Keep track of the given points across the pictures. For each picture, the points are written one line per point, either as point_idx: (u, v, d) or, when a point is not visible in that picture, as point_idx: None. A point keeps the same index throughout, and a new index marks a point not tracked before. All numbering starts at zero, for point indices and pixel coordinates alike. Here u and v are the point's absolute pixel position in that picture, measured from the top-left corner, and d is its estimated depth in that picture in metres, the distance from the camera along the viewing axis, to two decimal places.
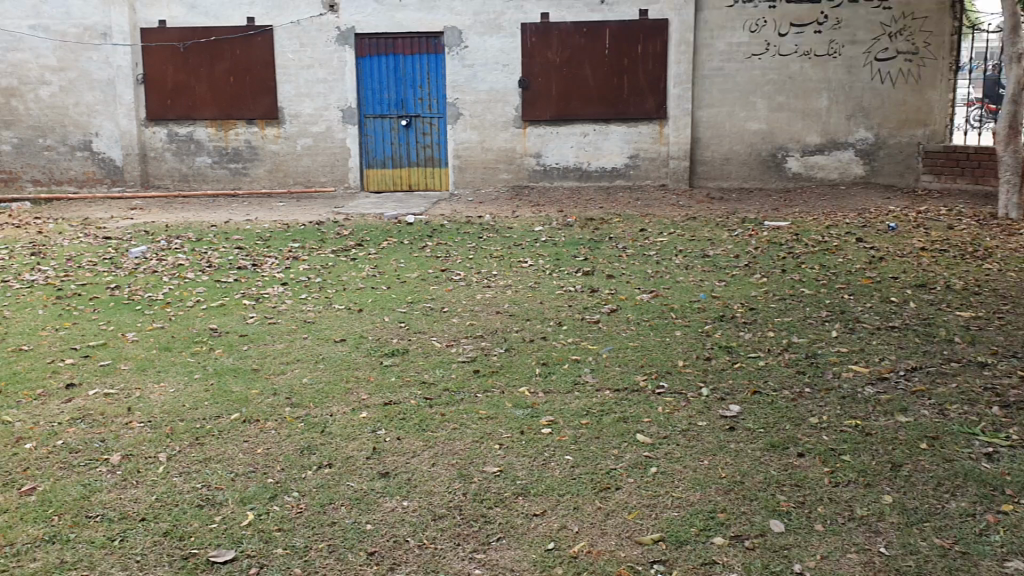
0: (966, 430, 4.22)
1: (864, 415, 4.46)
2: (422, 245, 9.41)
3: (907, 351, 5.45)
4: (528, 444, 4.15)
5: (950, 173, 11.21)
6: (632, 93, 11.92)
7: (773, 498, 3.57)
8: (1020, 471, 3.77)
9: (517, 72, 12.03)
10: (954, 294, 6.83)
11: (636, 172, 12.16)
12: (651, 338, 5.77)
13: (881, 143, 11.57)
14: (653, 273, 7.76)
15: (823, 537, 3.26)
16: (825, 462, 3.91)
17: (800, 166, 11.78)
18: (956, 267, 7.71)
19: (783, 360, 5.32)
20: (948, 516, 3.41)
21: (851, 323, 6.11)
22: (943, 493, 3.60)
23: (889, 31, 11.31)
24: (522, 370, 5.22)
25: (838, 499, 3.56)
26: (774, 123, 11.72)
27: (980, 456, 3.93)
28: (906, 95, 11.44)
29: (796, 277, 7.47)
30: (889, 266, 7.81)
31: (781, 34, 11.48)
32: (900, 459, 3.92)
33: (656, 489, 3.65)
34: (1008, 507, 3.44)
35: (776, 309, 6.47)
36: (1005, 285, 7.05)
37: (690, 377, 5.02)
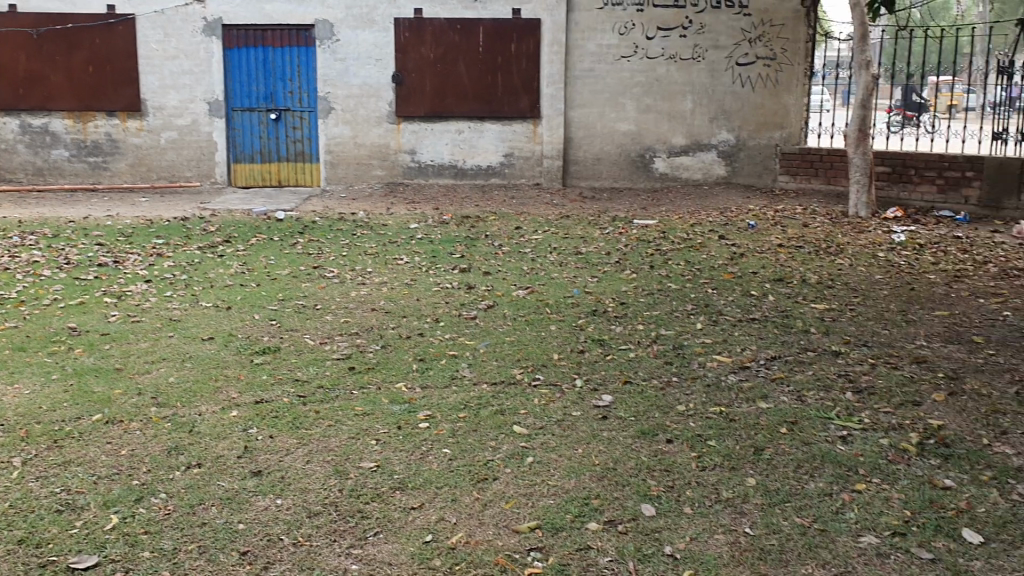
0: (822, 415, 4.45)
1: (728, 402, 4.64)
2: (293, 242, 9.22)
3: (767, 341, 5.71)
4: (404, 438, 4.14)
5: (805, 174, 11.71)
6: (505, 91, 12.01)
7: (644, 483, 3.67)
8: (871, 452, 3.99)
9: (391, 67, 11.96)
10: (809, 288, 7.18)
11: (510, 170, 12.26)
12: (526, 333, 5.84)
13: (742, 144, 11.96)
14: (528, 269, 7.85)
15: (692, 519, 3.38)
16: (692, 447, 4.04)
17: (667, 166, 12.11)
18: (811, 262, 8.11)
19: (653, 352, 5.47)
20: (807, 496, 3.58)
21: (715, 315, 6.34)
22: (802, 474, 3.78)
23: (749, 37, 11.70)
24: (398, 366, 5.20)
25: (705, 483, 3.69)
26: (642, 124, 12.03)
27: (835, 439, 4.15)
28: (764, 99, 11.84)
29: (664, 272, 7.70)
30: (750, 261, 8.14)
31: (648, 37, 11.79)
32: (761, 443, 4.09)
33: (532, 478, 3.70)
34: (861, 486, 3.65)
35: (646, 303, 6.65)
36: (856, 279, 7.46)
37: (564, 370, 5.10)
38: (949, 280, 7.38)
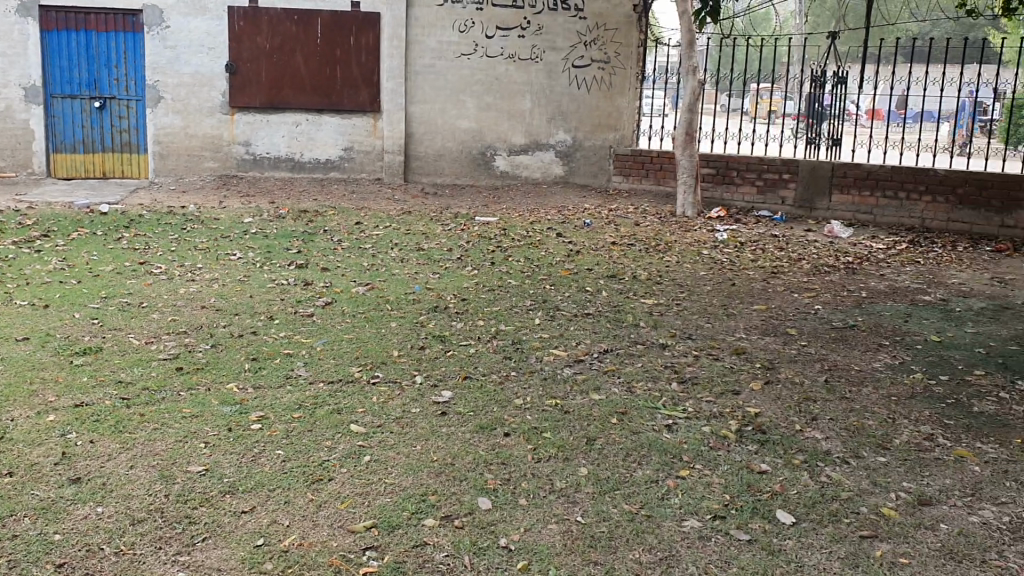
0: (649, 405, 4.63)
1: (562, 394, 4.77)
2: (117, 237, 8.78)
3: (600, 335, 5.89)
4: (236, 440, 4.03)
5: (636, 175, 12.03)
6: (345, 85, 11.85)
7: (481, 477, 3.71)
8: (694, 439, 4.19)
9: (224, 56, 11.58)
10: (640, 284, 7.45)
11: (350, 165, 12.14)
12: (365, 330, 5.78)
13: (578, 145, 12.24)
14: (368, 266, 7.77)
15: (527, 511, 3.45)
16: (528, 440, 4.12)
17: (507, 164, 12.28)
18: (642, 259, 8.42)
19: (492, 347, 5.54)
20: (634, 483, 3.73)
21: (552, 311, 6.48)
22: (631, 462, 3.93)
23: (584, 40, 11.94)
24: (228, 367, 5.03)
25: (540, 474, 3.77)
26: (482, 122, 12.13)
27: (662, 427, 4.33)
28: (599, 101, 12.13)
29: (504, 269, 7.80)
30: (585, 259, 8.37)
31: (488, 36, 11.88)
32: (594, 433, 4.22)
33: (369, 477, 3.67)
34: (685, 472, 3.83)
35: (485, 299, 6.72)
36: (683, 275, 7.80)
37: (404, 367, 5.08)
38: (767, 276, 7.82)
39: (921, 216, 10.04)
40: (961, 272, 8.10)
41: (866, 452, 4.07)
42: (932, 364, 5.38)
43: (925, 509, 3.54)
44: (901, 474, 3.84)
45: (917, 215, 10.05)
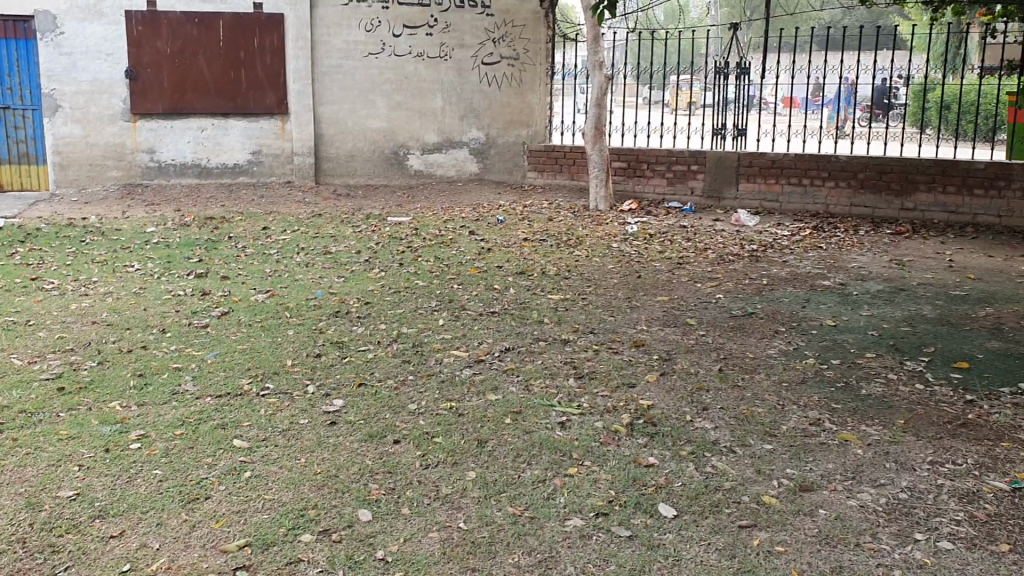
0: (545, 403, 4.60)
1: (458, 396, 4.69)
2: (10, 252, 8.46)
3: (503, 333, 5.84)
4: (112, 461, 3.88)
5: (550, 170, 12.01)
6: (250, 88, 11.59)
7: (365, 488, 3.63)
8: (585, 435, 4.18)
9: (123, 62, 11.24)
10: (548, 280, 7.44)
11: (258, 169, 11.90)
12: (260, 340, 5.64)
13: (491, 142, 12.18)
14: (271, 272, 7.61)
15: (409, 520, 3.38)
16: (418, 446, 4.04)
17: (420, 162, 12.19)
18: (552, 255, 8.42)
19: (391, 351, 5.44)
20: (522, 484, 3.69)
21: (457, 311, 6.41)
22: (520, 463, 3.88)
23: (493, 37, 11.87)
24: (113, 384, 4.87)
25: (426, 480, 3.70)
26: (394, 121, 12.01)
27: (555, 425, 4.30)
28: (509, 97, 12.07)
29: (411, 269, 7.71)
30: (495, 256, 8.32)
31: (395, 34, 11.76)
32: (486, 435, 4.17)
33: (248, 493, 3.57)
34: (574, 470, 3.80)
35: (390, 301, 6.62)
36: (591, 269, 7.81)
37: (297, 376, 4.97)
38: (673, 267, 7.87)
39: (825, 202, 10.24)
40: (861, 255, 8.27)
41: (754, 440, 4.10)
42: (825, 349, 5.46)
43: (806, 495, 3.57)
44: (785, 461, 3.88)
45: (821, 200, 10.24)
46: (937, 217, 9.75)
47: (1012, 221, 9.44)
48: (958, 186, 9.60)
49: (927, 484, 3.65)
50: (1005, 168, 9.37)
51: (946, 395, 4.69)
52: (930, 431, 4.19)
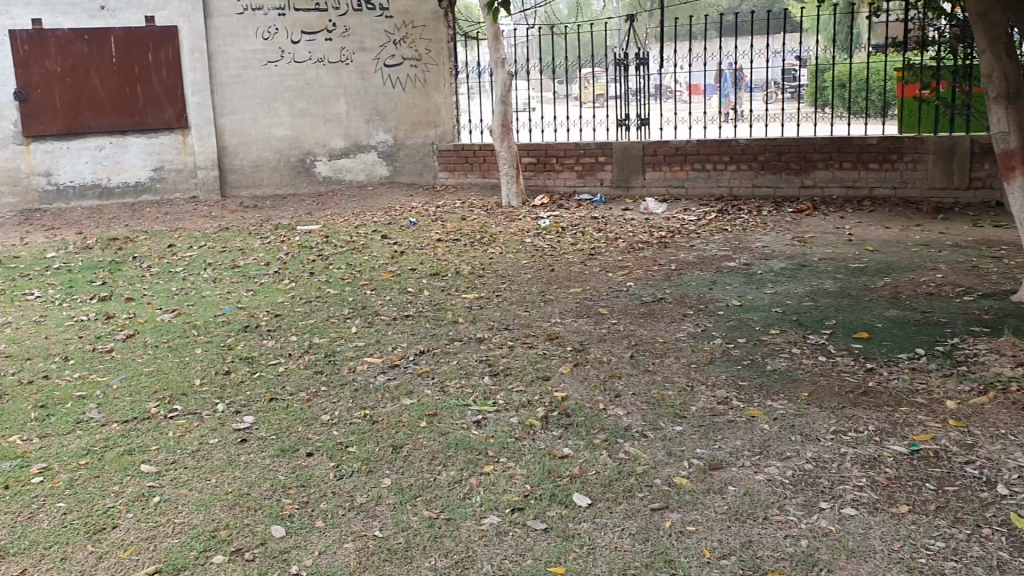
0: (460, 403, 4.59)
1: (372, 403, 4.64)
2: None
3: (418, 336, 5.81)
4: (12, 498, 3.74)
5: (461, 170, 11.98)
6: (148, 104, 11.28)
7: (278, 503, 3.57)
8: (501, 432, 4.18)
9: (11, 84, 10.79)
10: (462, 279, 7.43)
11: (161, 186, 11.57)
12: (167, 362, 5.50)
13: (399, 144, 12.10)
14: (177, 290, 7.44)
15: (322, 533, 3.34)
16: (331, 457, 3.99)
17: (328, 169, 12.06)
18: (465, 254, 8.41)
19: (303, 363, 5.36)
20: (438, 487, 3.67)
21: (370, 316, 6.35)
22: (436, 466, 3.86)
23: (393, 39, 11.80)
24: (13, 418, 4.69)
25: (341, 491, 3.66)
26: (298, 129, 11.86)
27: (470, 424, 4.29)
28: (414, 98, 12.02)
29: (322, 278, 7.62)
30: (409, 259, 8.27)
31: (293, 41, 11.60)
32: (401, 441, 4.14)
33: (157, 519, 3.49)
34: (489, 468, 3.80)
35: (301, 312, 6.53)
36: (504, 266, 7.83)
37: (206, 395, 4.86)
38: (586, 258, 7.94)
39: (728, 184, 10.46)
40: (765, 235, 8.47)
41: (665, 423, 4.17)
42: (732, 328, 5.58)
43: (715, 473, 3.65)
44: (695, 441, 3.95)
45: (725, 183, 10.46)
46: (836, 193, 10.04)
47: (906, 192, 9.79)
48: (853, 161, 9.90)
49: (831, 453, 3.76)
50: (896, 142, 9.71)
51: (848, 364, 4.84)
52: (833, 401, 4.32)
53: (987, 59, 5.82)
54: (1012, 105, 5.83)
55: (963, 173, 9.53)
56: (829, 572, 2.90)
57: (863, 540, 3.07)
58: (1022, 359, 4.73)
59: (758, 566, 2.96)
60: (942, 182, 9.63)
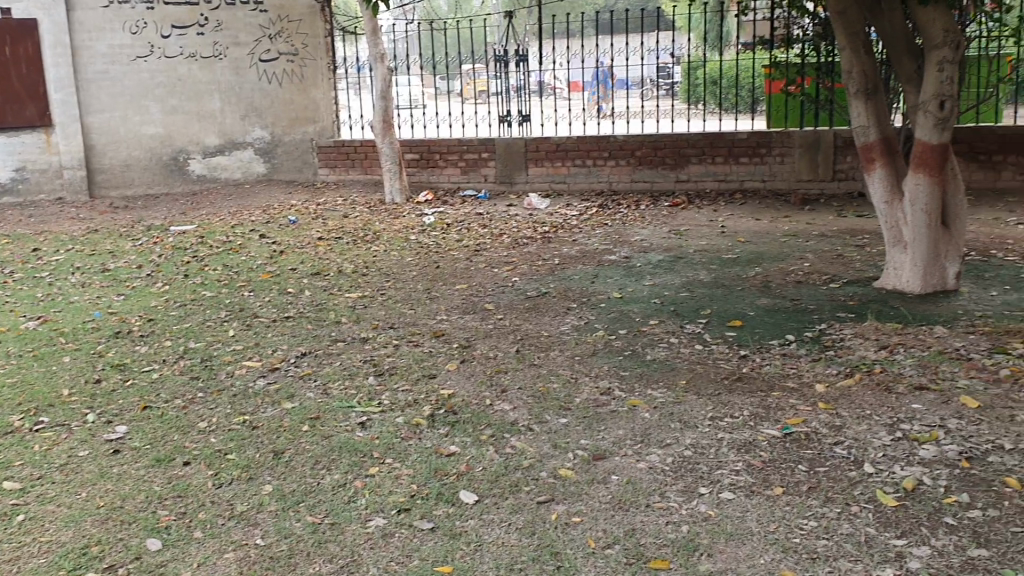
0: (344, 405, 4.51)
1: (252, 409, 4.52)
2: None
3: (298, 338, 5.69)
4: None
5: (342, 166, 11.67)
6: (7, 101, 10.68)
7: (154, 515, 3.44)
8: (387, 433, 4.13)
9: None
10: (344, 278, 7.32)
11: (24, 188, 10.97)
12: (31, 372, 5.22)
13: (276, 141, 11.78)
14: (43, 296, 7.07)
15: (201, 543, 3.24)
16: (210, 465, 3.87)
17: (202, 167, 11.68)
18: (348, 252, 8.28)
19: (179, 369, 5.17)
20: (321, 491, 3.60)
21: (249, 319, 6.18)
22: (319, 469, 3.79)
23: (268, 33, 11.52)
24: None
25: (220, 500, 3.55)
26: (170, 126, 11.46)
27: (354, 426, 4.23)
28: (292, 94, 11.73)
29: (198, 280, 7.38)
30: (289, 259, 8.09)
31: (163, 36, 11.21)
32: (282, 446, 4.04)
33: (21, 539, 3.30)
34: (374, 470, 3.75)
35: (176, 316, 6.31)
36: (387, 264, 7.75)
37: (75, 406, 4.64)
38: (470, 255, 7.95)
39: (608, 179, 10.64)
40: (644, 228, 8.65)
41: (549, 416, 4.21)
42: (613, 320, 5.67)
43: (599, 463, 3.70)
44: (579, 433, 3.99)
45: (605, 179, 10.64)
46: (709, 186, 10.33)
47: (774, 185, 10.14)
48: (725, 156, 10.20)
49: (709, 439, 3.86)
50: (764, 136, 10.05)
51: (723, 352, 4.99)
52: (710, 388, 4.44)
53: (847, 56, 6.09)
54: (871, 99, 6.12)
55: (828, 165, 9.96)
56: (708, 555, 2.98)
57: (740, 523, 3.17)
58: (884, 343, 4.97)
59: (641, 553, 3.02)
60: (808, 174, 10.03)
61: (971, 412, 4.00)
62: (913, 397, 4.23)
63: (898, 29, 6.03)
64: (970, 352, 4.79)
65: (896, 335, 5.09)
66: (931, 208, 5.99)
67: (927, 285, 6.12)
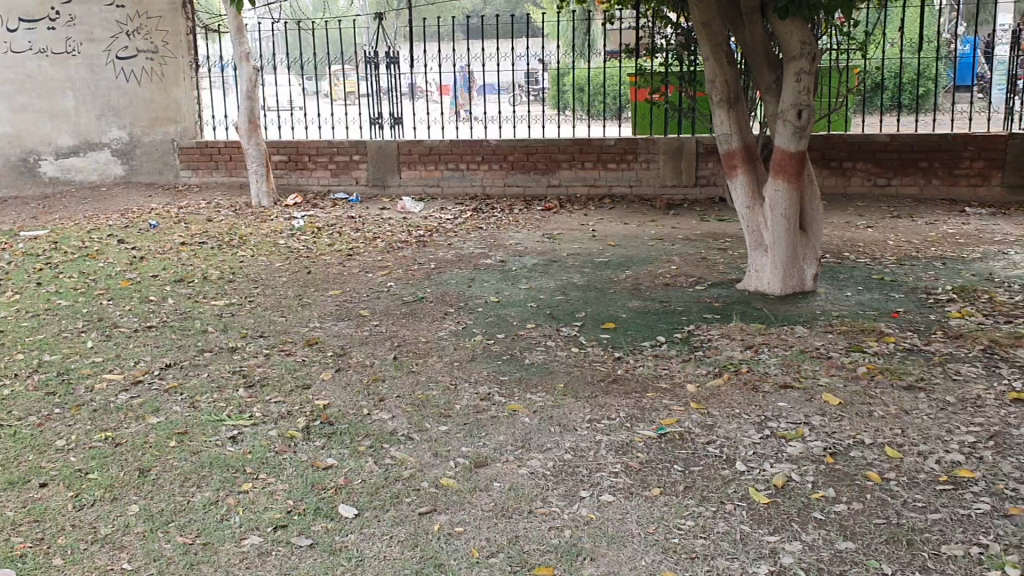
0: (213, 419, 4.33)
1: (114, 425, 4.28)
2: None
3: (162, 349, 5.44)
4: None
5: (205, 168, 11.25)
6: None
7: (7, 544, 3.20)
8: (259, 447, 3.99)
9: None
10: (210, 285, 7.05)
11: None
12: None
13: (136, 142, 11.26)
14: None
15: (62, 571, 3.04)
16: (69, 487, 3.64)
17: (55, 168, 11.07)
18: (213, 258, 7.99)
19: (31, 385, 4.84)
20: (192, 510, 3.44)
21: (108, 329, 5.87)
22: (188, 488, 3.62)
23: (125, 30, 10.98)
24: None
25: (82, 523, 3.35)
26: (19, 126, 10.80)
27: (225, 441, 4.07)
28: (152, 93, 11.21)
29: (52, 289, 6.96)
30: (150, 265, 7.74)
31: (10, 29, 10.54)
32: (148, 463, 3.85)
33: None
34: (248, 486, 3.61)
35: (27, 327, 5.92)
36: (255, 270, 7.52)
37: None
38: (343, 260, 7.80)
39: (481, 184, 10.66)
40: (518, 232, 8.71)
41: (429, 424, 4.17)
42: (491, 325, 5.67)
43: (480, 470, 3.68)
44: (460, 440, 3.97)
45: (478, 183, 10.66)
46: (579, 191, 10.48)
47: (641, 190, 10.39)
48: (594, 161, 10.38)
49: (587, 442, 3.91)
50: (632, 143, 10.27)
51: (598, 354, 5.07)
52: (587, 391, 4.49)
53: (711, 66, 6.28)
54: (733, 108, 6.34)
55: (690, 171, 10.25)
56: (591, 560, 3.00)
57: (621, 526, 3.21)
58: (750, 343, 5.15)
59: (526, 561, 3.01)
60: (672, 180, 10.30)
61: (832, 409, 4.19)
62: (779, 395, 4.40)
63: (759, 40, 6.24)
64: (829, 350, 5.02)
65: (760, 335, 5.28)
66: (790, 213, 6.25)
67: (787, 286, 6.37)
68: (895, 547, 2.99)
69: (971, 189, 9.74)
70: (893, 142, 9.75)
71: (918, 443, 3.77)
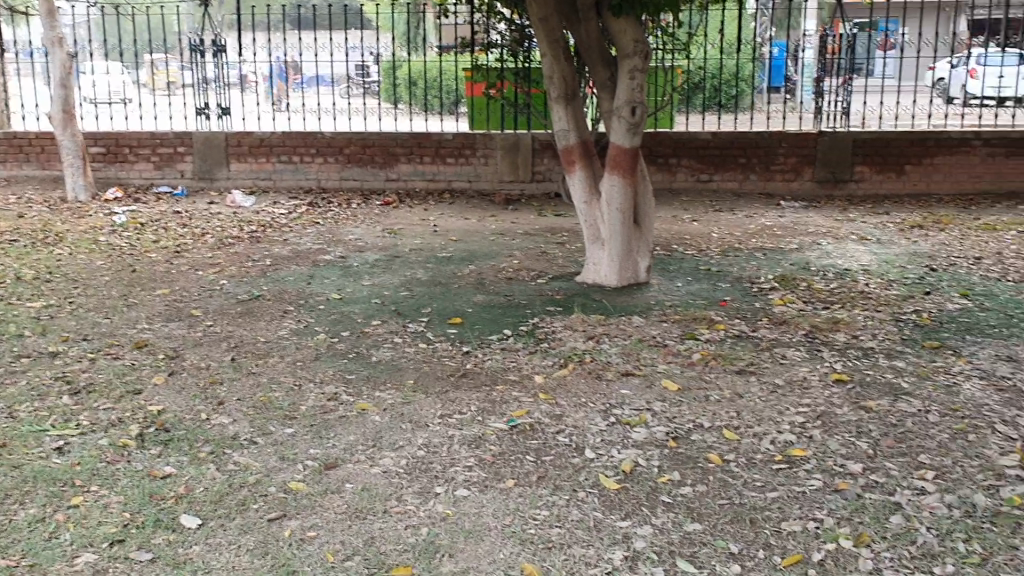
0: (34, 429, 4.02)
1: None
2: None
3: None
4: None
5: (14, 161, 10.45)
6: None
7: None
8: (88, 457, 3.74)
9: None
10: (24, 285, 6.54)
11: None
12: None
13: None
14: None
15: None
16: None
17: None
18: (26, 257, 7.42)
19: None
20: (15, 529, 3.18)
21: None
22: (10, 505, 3.34)
23: None
24: None
25: None
26: None
27: (50, 453, 3.78)
28: None
29: None
30: None
31: None
32: None
33: None
34: (78, 500, 3.37)
35: None
36: (74, 269, 7.03)
37: None
38: (170, 257, 7.43)
39: (316, 177, 10.41)
40: (356, 227, 8.56)
41: (273, 426, 4.03)
42: (334, 323, 5.54)
43: (330, 472, 3.59)
44: (308, 442, 3.86)
45: (312, 176, 10.40)
46: (417, 186, 10.41)
47: (480, 185, 10.40)
48: (432, 156, 10.34)
49: (440, 437, 3.88)
50: (469, 138, 10.30)
51: (446, 349, 5.04)
52: (437, 386, 4.47)
53: (549, 62, 6.37)
54: (571, 104, 6.46)
55: (527, 167, 10.35)
56: (450, 556, 2.98)
57: (477, 520, 3.21)
58: (591, 333, 5.27)
59: (382, 562, 2.96)
60: (509, 174, 10.36)
61: (672, 395, 4.34)
62: (621, 382, 4.52)
63: (594, 38, 6.39)
64: (665, 338, 5.20)
65: (600, 326, 5.41)
66: (625, 207, 6.44)
67: (623, 278, 6.57)
68: (739, 526, 3.13)
69: (786, 185, 10.34)
70: (715, 140, 10.22)
71: (752, 425, 3.96)
